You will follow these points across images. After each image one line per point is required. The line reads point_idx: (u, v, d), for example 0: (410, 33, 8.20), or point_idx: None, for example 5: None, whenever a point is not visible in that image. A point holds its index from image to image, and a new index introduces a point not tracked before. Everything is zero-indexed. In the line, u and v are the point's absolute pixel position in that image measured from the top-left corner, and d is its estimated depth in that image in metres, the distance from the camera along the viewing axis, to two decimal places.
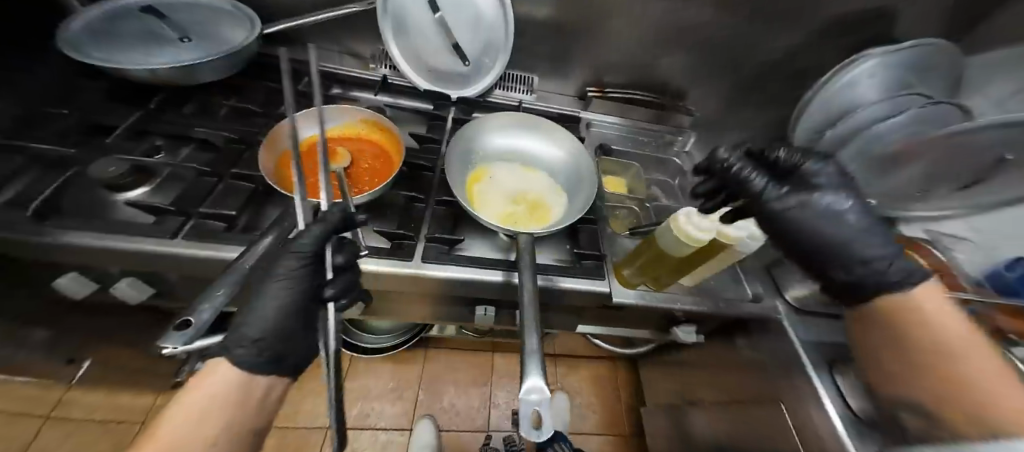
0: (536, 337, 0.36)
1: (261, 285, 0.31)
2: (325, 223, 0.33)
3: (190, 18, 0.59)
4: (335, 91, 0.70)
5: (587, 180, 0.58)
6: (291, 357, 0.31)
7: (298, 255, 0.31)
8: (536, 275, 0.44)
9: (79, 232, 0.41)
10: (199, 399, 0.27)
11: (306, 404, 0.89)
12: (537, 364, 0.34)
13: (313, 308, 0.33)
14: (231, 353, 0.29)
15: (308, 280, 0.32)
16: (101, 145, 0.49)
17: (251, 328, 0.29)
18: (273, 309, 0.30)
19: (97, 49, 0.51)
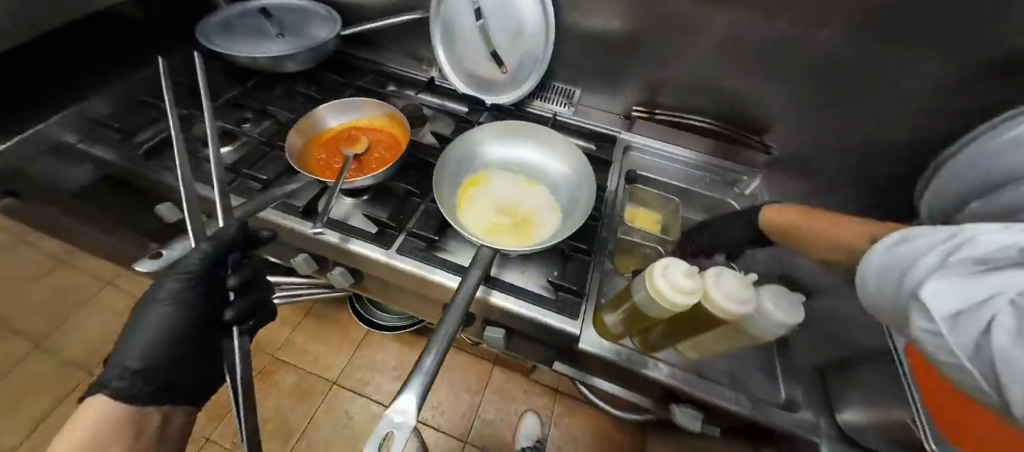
0: (432, 357, 0.34)
1: (145, 309, 0.35)
2: (215, 239, 0.35)
3: (289, 19, 0.75)
4: (389, 88, 0.78)
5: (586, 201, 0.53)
6: (184, 382, 0.36)
7: (179, 279, 0.35)
8: (478, 286, 0.43)
9: (173, 176, 0.56)
10: (89, 430, 0.31)
11: (325, 355, 1.01)
12: (419, 381, 0.32)
13: (196, 332, 0.37)
14: (112, 385, 0.33)
15: (193, 300, 0.36)
16: (208, 113, 0.66)
17: (134, 350, 0.34)
18: (158, 329, 0.35)
19: (224, 40, 0.68)
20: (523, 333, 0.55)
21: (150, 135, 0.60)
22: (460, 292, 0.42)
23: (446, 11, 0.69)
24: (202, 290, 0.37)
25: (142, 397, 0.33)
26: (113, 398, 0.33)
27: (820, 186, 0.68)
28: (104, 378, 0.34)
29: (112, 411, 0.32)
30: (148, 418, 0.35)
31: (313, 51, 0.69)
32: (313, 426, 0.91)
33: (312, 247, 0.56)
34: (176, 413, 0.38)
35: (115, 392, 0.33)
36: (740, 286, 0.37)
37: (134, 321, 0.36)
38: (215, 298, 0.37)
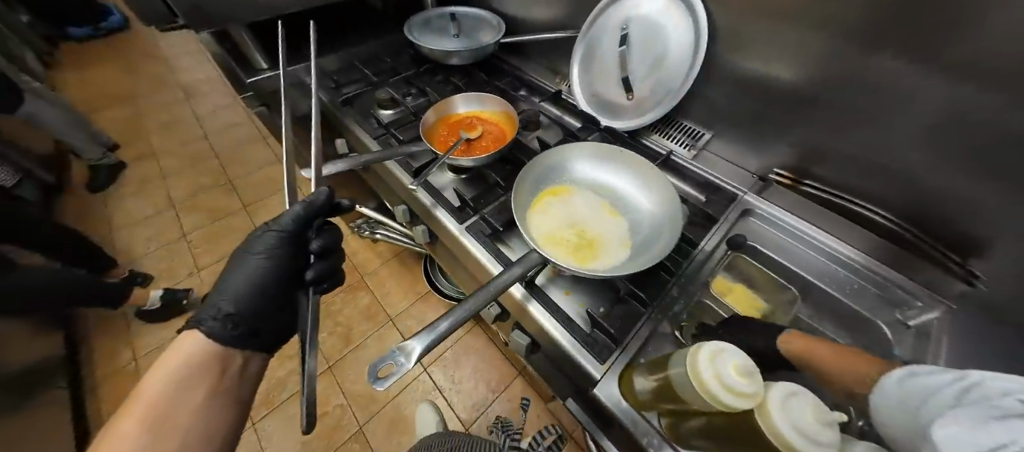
0: (447, 321, 0.35)
1: (240, 263, 0.46)
2: (312, 204, 0.47)
3: (468, 25, 0.90)
4: (521, 93, 0.86)
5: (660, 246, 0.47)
6: (262, 331, 0.44)
7: (277, 235, 0.46)
8: (513, 279, 0.42)
9: (350, 121, 0.75)
10: (172, 366, 0.38)
11: (394, 294, 1.23)
12: (428, 336, 0.34)
13: (277, 283, 0.46)
14: (205, 326, 0.41)
15: (280, 255, 0.46)
16: (388, 83, 0.85)
17: (227, 297, 0.43)
18: (250, 278, 0.45)
19: (418, 33, 0.86)
20: (543, 353, 0.53)
21: (350, 91, 0.82)
22: (496, 280, 0.42)
23: (594, 33, 0.71)
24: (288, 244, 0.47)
25: (229, 338, 0.41)
26: (204, 335, 0.41)
27: None
28: (200, 318, 0.42)
29: (202, 345, 0.40)
30: (232, 353, 0.42)
31: (474, 51, 0.82)
32: (367, 345, 1.12)
33: (409, 201, 0.66)
34: (255, 358, 0.44)
35: (208, 329, 0.41)
36: (817, 424, 0.25)
37: (229, 272, 0.46)
38: (300, 257, 0.48)
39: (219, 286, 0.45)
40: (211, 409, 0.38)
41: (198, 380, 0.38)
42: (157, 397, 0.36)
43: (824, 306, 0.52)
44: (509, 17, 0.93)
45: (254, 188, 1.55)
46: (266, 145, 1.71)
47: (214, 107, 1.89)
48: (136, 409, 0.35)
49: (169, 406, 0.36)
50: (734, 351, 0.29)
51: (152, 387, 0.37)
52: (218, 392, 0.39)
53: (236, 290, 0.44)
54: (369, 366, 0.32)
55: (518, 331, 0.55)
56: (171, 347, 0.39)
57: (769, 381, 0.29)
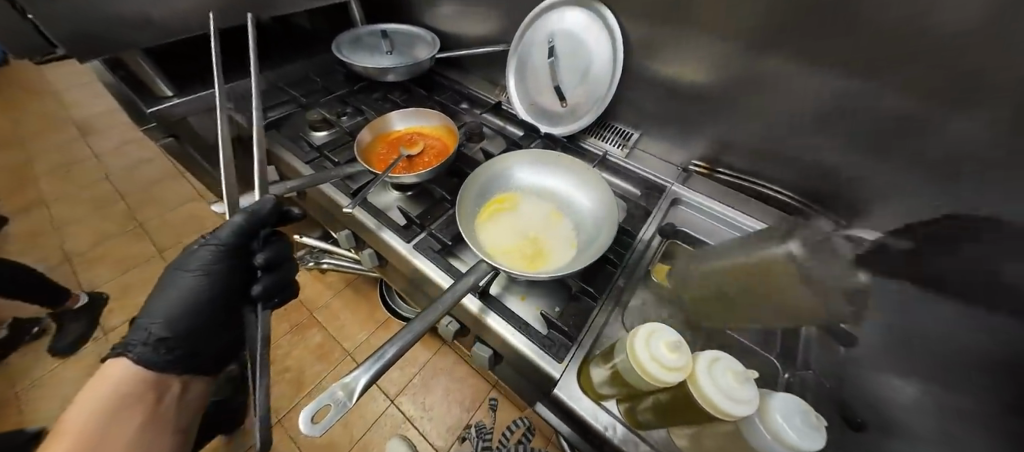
0: (394, 347, 0.34)
1: (171, 279, 0.42)
2: (253, 215, 0.42)
3: (401, 41, 0.89)
4: (462, 106, 0.87)
5: (603, 243, 0.49)
6: (198, 351, 0.42)
7: (210, 251, 0.42)
8: (464, 294, 0.42)
9: (279, 147, 0.71)
10: (103, 388, 0.38)
11: (352, 326, 1.15)
12: (373, 365, 0.32)
13: (215, 301, 0.43)
14: (136, 351, 0.40)
15: (220, 272, 0.42)
16: (320, 104, 0.82)
17: (155, 320, 0.40)
18: (182, 297, 0.42)
19: (349, 52, 0.84)
20: (507, 362, 0.53)
21: (276, 114, 0.77)
22: (443, 296, 0.41)
23: (524, 45, 0.74)
24: (227, 256, 0.43)
25: (160, 362, 0.40)
26: (132, 361, 0.40)
27: None
28: (130, 342, 0.41)
29: (133, 373, 0.40)
30: (167, 378, 0.42)
31: (410, 67, 0.81)
32: (323, 387, 1.03)
33: (353, 225, 0.63)
34: (191, 381, 0.44)
35: (138, 354, 0.39)
36: (739, 384, 0.29)
37: (161, 288, 0.42)
38: (242, 271, 0.44)
39: (146, 304, 0.41)
40: (148, 438, 0.39)
41: (130, 405, 0.38)
42: (88, 422, 0.36)
43: None
44: (444, 33, 0.94)
45: (177, 229, 1.38)
46: (187, 180, 1.54)
47: (120, 141, 1.66)
48: (62, 438, 0.35)
49: (101, 435, 0.36)
50: (666, 330, 0.31)
51: (80, 416, 0.37)
52: (153, 420, 0.39)
53: (166, 310, 0.41)
54: (304, 414, 0.29)
55: (479, 343, 0.54)
56: (99, 374, 0.39)
57: (700, 351, 0.32)
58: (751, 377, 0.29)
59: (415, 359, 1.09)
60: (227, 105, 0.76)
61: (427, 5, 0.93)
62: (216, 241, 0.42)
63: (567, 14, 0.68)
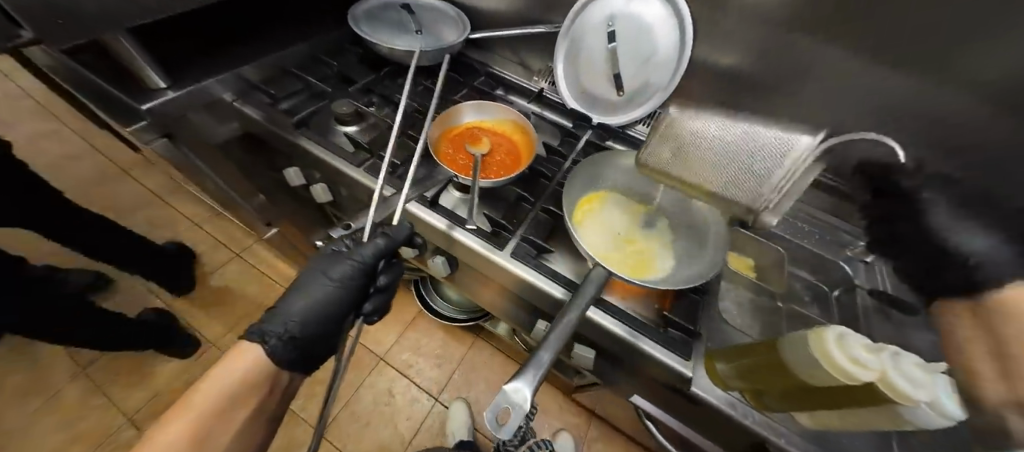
0: (548, 353, 0.33)
1: (312, 282, 0.45)
2: (390, 239, 0.45)
3: (425, 17, 0.80)
4: (498, 92, 0.82)
5: (713, 252, 0.50)
6: (312, 352, 0.45)
7: (349, 267, 0.44)
8: (586, 307, 0.40)
9: (310, 144, 0.61)
10: (228, 370, 0.39)
11: (377, 328, 1.09)
12: (535, 373, 0.31)
13: (339, 315, 0.45)
14: (269, 344, 0.41)
15: (354, 289, 0.45)
16: (343, 92, 0.71)
17: (292, 319, 0.43)
18: (316, 301, 0.44)
19: (369, 29, 0.74)
20: (610, 359, 0.54)
21: (292, 105, 0.66)
22: (572, 305, 0.40)
23: (579, 28, 0.69)
24: (363, 274, 0.45)
25: (285, 360, 0.42)
26: (264, 351, 0.41)
27: None
28: (265, 332, 0.42)
29: (260, 359, 0.41)
30: (283, 370, 0.43)
31: (444, 49, 0.73)
32: (358, 396, 0.98)
33: (419, 230, 0.59)
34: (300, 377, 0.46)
35: (272, 348, 0.41)
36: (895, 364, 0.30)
37: (302, 286, 0.45)
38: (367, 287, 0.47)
39: (287, 299, 0.45)
40: (250, 430, 0.39)
41: (248, 397, 0.39)
42: (209, 405, 0.37)
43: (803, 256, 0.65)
44: (467, 9, 0.86)
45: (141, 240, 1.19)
46: (139, 181, 1.31)
47: (26, 135, 1.34)
48: (189, 415, 0.36)
49: (221, 418, 0.37)
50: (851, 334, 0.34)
51: (208, 392, 0.37)
52: (260, 415, 0.40)
53: (302, 308, 0.44)
54: (486, 413, 0.27)
55: (583, 346, 0.54)
56: (232, 354, 0.40)
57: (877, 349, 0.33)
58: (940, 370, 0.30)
59: (449, 356, 1.07)
60: (232, 98, 0.63)
61: None
62: (357, 257, 0.44)
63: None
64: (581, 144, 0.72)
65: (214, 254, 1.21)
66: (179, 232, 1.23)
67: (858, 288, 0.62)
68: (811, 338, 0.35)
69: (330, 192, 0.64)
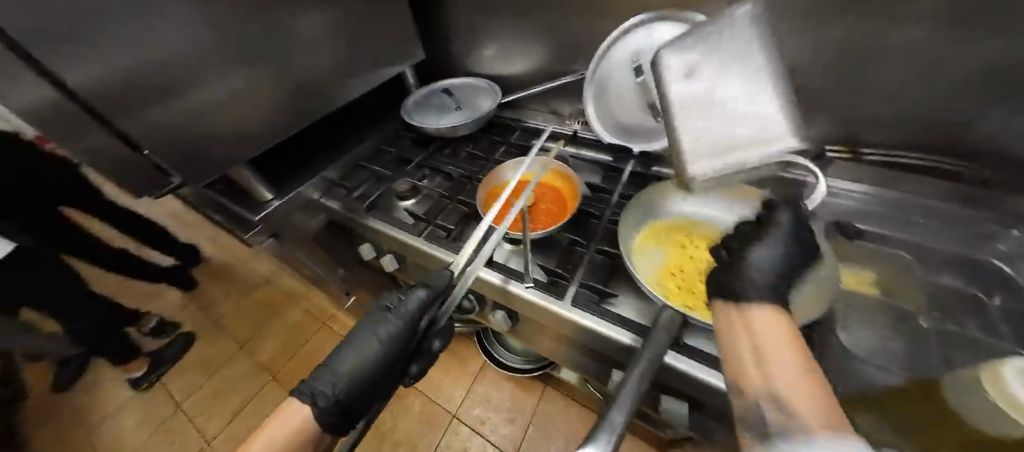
0: (619, 412, 0.30)
1: (363, 341, 0.46)
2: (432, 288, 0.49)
3: (462, 94, 0.91)
4: (535, 143, 0.86)
5: (813, 283, 0.44)
6: (353, 415, 0.44)
7: (394, 328, 0.47)
8: (661, 350, 0.37)
9: (377, 223, 0.68)
10: (276, 424, 0.41)
11: (448, 385, 1.10)
12: (608, 435, 0.29)
13: (385, 373, 0.46)
14: (319, 405, 0.42)
15: (400, 345, 0.47)
16: (402, 171, 0.81)
17: (341, 379, 0.43)
18: (365, 363, 0.45)
19: (417, 115, 0.85)
20: (706, 412, 0.47)
21: (362, 192, 0.76)
22: (644, 351, 0.37)
23: (603, 69, 0.69)
24: (410, 331, 0.48)
25: (328, 423, 0.42)
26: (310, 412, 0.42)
27: None
28: (312, 392, 0.43)
29: (306, 423, 0.42)
30: (327, 436, 0.43)
31: (481, 117, 0.81)
32: None
33: (478, 288, 0.61)
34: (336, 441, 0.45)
35: (321, 411, 0.42)
36: None
37: (349, 346, 0.47)
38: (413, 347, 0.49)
39: (336, 356, 0.46)
40: None
41: None
42: None
43: (932, 259, 0.54)
44: (497, 77, 0.94)
45: (252, 321, 1.41)
46: (251, 269, 1.58)
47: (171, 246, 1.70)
48: None
49: None
50: None
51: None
52: None
53: (351, 368, 0.44)
54: None
55: (669, 398, 0.48)
56: (275, 416, 0.41)
57: None
58: None
59: (522, 411, 1.02)
60: (318, 195, 0.76)
61: (474, 54, 0.94)
62: (402, 312, 0.47)
63: (653, 32, 0.64)
64: (626, 177, 0.71)
65: (306, 326, 1.36)
66: (280, 310, 1.42)
67: None
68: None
69: (397, 261, 0.70)
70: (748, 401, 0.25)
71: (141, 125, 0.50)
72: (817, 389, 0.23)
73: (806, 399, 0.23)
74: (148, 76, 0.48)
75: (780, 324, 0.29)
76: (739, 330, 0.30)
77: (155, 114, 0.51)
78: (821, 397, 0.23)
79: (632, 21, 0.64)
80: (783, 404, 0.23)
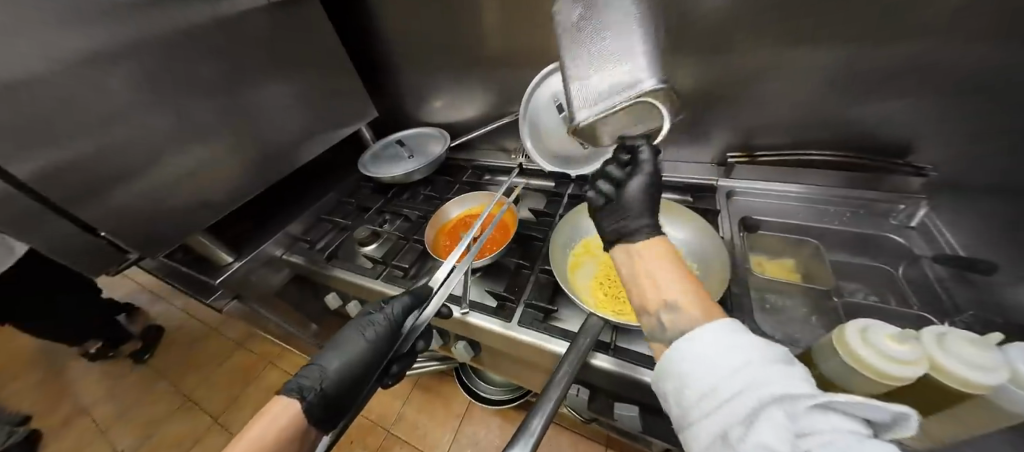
0: (539, 420, 0.32)
1: (351, 338, 0.46)
2: (414, 294, 0.50)
3: (415, 142, 0.98)
4: (487, 178, 0.93)
5: (719, 276, 0.50)
6: (341, 412, 0.44)
7: (381, 328, 0.47)
8: (586, 354, 0.40)
9: (339, 271, 0.71)
10: (264, 421, 0.39)
11: (433, 431, 1.07)
12: (525, 439, 0.31)
13: (373, 370, 0.46)
14: (307, 399, 0.41)
15: (386, 345, 0.47)
16: (362, 219, 0.85)
17: (330, 374, 0.43)
18: (352, 360, 0.45)
19: (374, 166, 0.91)
20: (654, 411, 0.49)
21: (324, 243, 0.80)
22: (569, 356, 0.40)
23: (532, 108, 0.77)
24: (395, 332, 0.48)
25: (316, 418, 0.41)
26: (299, 407, 0.41)
27: (994, 212, 0.56)
28: (301, 385, 0.42)
29: (297, 419, 0.40)
30: (315, 434, 0.41)
31: (432, 161, 0.87)
32: None
33: (438, 322, 0.64)
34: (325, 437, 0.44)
35: (308, 405, 0.41)
36: (905, 346, 0.30)
37: (337, 343, 0.47)
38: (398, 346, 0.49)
39: (326, 350, 0.46)
40: None
41: None
42: None
43: (836, 239, 0.61)
44: (447, 124, 1.03)
45: (227, 390, 1.35)
46: (224, 336, 1.54)
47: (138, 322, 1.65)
48: None
49: None
50: (876, 331, 0.32)
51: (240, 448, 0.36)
52: None
53: (338, 366, 0.44)
54: None
55: (620, 402, 0.50)
56: (265, 410, 0.40)
57: (872, 326, 0.33)
58: (935, 343, 0.31)
59: None
60: (281, 252, 0.80)
61: (424, 106, 1.02)
62: (389, 312, 0.48)
63: None
64: (567, 200, 0.77)
65: None
66: (257, 375, 1.38)
67: (921, 259, 0.56)
68: (840, 351, 0.33)
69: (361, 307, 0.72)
70: (651, 317, 0.31)
71: (96, 209, 0.53)
72: (695, 292, 0.30)
73: (695, 303, 0.29)
74: (102, 164, 0.52)
75: (659, 246, 0.36)
76: (634, 265, 0.35)
77: (109, 198, 0.54)
78: (702, 301, 0.30)
79: (550, 67, 0.74)
80: (680, 316, 0.29)
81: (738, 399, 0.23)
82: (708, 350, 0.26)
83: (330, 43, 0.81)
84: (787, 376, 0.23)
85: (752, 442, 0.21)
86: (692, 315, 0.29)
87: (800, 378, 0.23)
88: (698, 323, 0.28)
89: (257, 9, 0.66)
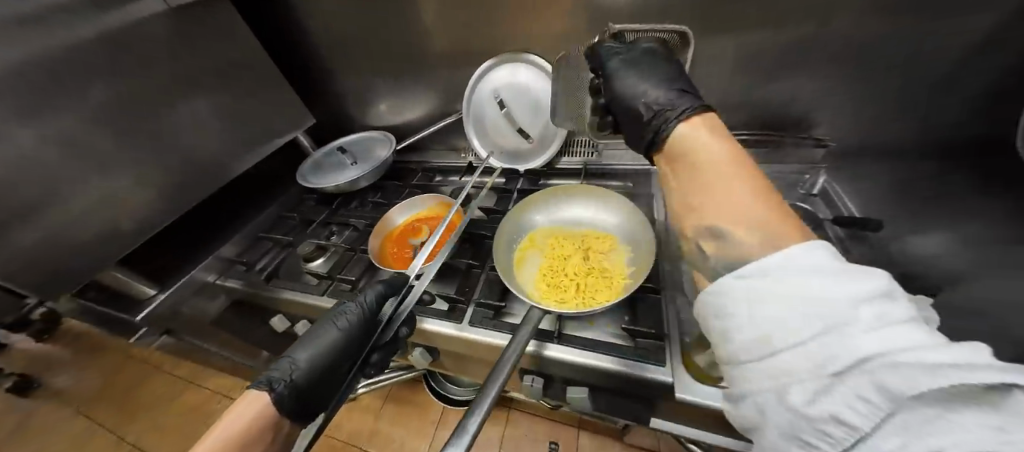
0: (475, 417, 0.32)
1: (325, 329, 0.45)
2: (379, 288, 0.50)
3: (359, 148, 0.94)
4: (437, 180, 0.91)
5: (645, 256, 0.54)
6: (316, 402, 0.41)
7: (355, 316, 0.47)
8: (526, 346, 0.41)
9: (282, 290, 0.68)
10: (230, 421, 0.35)
11: (410, 441, 1.05)
12: (460, 438, 0.31)
13: (351, 356, 0.45)
14: (276, 391, 0.38)
15: (361, 333, 0.46)
16: (307, 233, 0.81)
17: (302, 364, 0.41)
18: (324, 350, 0.43)
19: (315, 177, 0.87)
20: (606, 391, 0.51)
21: (265, 263, 0.75)
22: (511, 348, 0.41)
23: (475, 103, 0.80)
24: (370, 319, 0.48)
25: (290, 409, 0.39)
26: (271, 400, 0.38)
27: (884, 176, 0.63)
28: (271, 378, 0.40)
29: (267, 411, 0.38)
30: (289, 423, 0.39)
31: (377, 167, 0.85)
32: None
33: None
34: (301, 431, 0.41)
35: (279, 396, 0.38)
36: None
37: (309, 336, 0.45)
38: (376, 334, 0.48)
39: (297, 345, 0.43)
40: None
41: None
42: None
43: None
44: (392, 126, 1.00)
45: (179, 429, 1.24)
46: (171, 371, 1.42)
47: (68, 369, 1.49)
48: None
49: None
50: None
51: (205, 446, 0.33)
52: None
53: (310, 356, 0.42)
54: None
55: (572, 386, 0.52)
56: (232, 408, 0.36)
57: None
58: None
59: (489, 441, 1.00)
60: (213, 278, 0.74)
61: (366, 109, 0.99)
62: (366, 299, 0.48)
63: (508, 72, 0.75)
64: (516, 195, 0.78)
65: None
66: (213, 410, 1.28)
67: (825, 222, 0.61)
68: None
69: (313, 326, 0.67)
70: (692, 240, 0.33)
71: None
72: (767, 213, 0.28)
73: (758, 220, 0.28)
74: None
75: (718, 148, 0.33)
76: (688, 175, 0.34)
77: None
78: (772, 224, 0.28)
79: (487, 63, 0.75)
80: (731, 241, 0.29)
81: (806, 351, 0.23)
82: (779, 295, 0.25)
83: (252, 49, 0.76)
84: (870, 323, 0.22)
85: (821, 407, 0.22)
86: (747, 242, 0.28)
87: (901, 325, 0.21)
88: (754, 255, 0.28)
89: (158, 17, 0.60)
